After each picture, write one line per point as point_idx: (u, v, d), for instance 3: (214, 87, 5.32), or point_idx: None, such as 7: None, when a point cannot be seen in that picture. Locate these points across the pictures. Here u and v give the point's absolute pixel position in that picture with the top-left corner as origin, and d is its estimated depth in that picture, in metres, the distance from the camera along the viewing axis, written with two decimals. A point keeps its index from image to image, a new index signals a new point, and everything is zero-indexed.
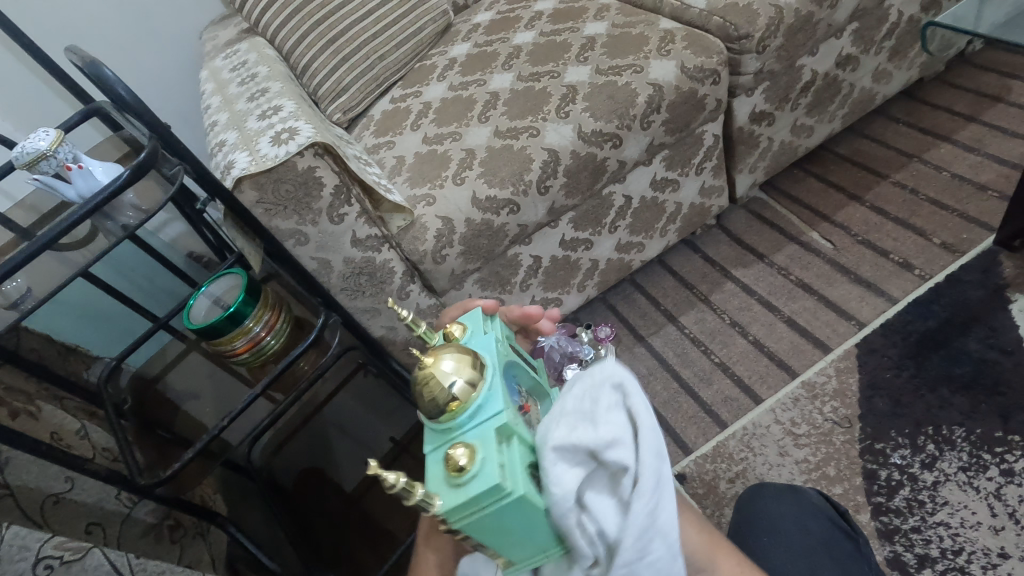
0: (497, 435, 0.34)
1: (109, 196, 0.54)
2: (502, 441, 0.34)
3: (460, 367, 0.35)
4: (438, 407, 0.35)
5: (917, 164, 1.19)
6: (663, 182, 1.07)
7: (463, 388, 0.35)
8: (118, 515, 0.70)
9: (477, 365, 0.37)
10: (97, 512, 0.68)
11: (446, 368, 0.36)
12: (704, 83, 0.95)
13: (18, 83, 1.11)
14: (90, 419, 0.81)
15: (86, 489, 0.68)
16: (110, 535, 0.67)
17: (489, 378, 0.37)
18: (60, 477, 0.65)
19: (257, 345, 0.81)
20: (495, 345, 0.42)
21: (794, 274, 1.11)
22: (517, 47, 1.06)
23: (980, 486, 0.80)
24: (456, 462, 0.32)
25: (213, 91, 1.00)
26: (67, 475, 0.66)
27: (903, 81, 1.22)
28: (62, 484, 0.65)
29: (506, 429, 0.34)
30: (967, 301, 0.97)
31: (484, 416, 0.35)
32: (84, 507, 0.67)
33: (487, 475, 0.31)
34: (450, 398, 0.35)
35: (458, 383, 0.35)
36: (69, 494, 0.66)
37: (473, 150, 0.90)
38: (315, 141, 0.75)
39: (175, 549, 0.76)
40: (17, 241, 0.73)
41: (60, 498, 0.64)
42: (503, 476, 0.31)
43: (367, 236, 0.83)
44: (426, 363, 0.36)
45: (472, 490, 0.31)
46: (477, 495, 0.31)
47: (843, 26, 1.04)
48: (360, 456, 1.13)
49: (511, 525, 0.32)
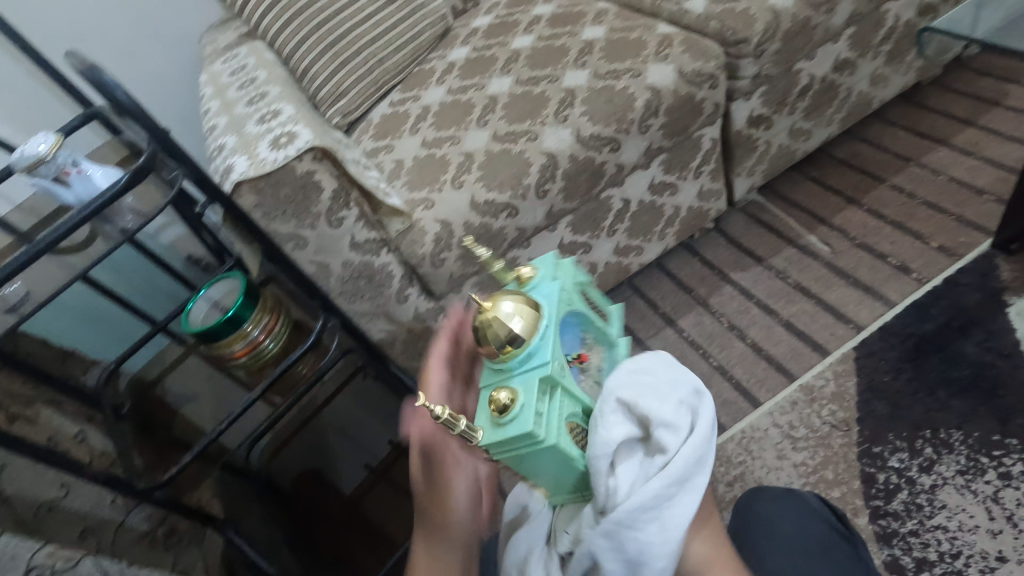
0: (538, 386, 0.42)
1: (108, 201, 0.55)
2: (543, 390, 0.43)
3: (519, 317, 0.43)
4: (496, 347, 0.44)
5: (914, 168, 1.19)
6: (662, 185, 1.08)
7: (520, 338, 0.43)
8: (111, 523, 0.71)
9: (535, 317, 0.44)
10: (90, 518, 0.69)
11: (507, 318, 0.44)
12: (702, 88, 0.95)
13: (17, 86, 1.11)
14: (87, 423, 0.81)
15: (82, 496, 0.69)
16: (104, 541, 0.68)
17: (544, 330, 0.44)
18: (55, 484, 0.67)
19: (256, 349, 0.81)
20: (560, 299, 0.48)
21: (793, 277, 1.11)
22: (516, 51, 1.07)
23: (978, 489, 0.80)
24: (501, 404, 0.41)
25: (212, 94, 1.00)
26: (62, 482, 0.68)
27: (900, 84, 1.23)
28: (57, 491, 0.67)
29: (548, 383, 0.43)
30: (964, 304, 0.97)
31: (534, 363, 0.43)
32: (79, 514, 0.68)
33: (524, 420, 0.40)
34: (504, 345, 0.43)
35: (516, 332, 0.43)
36: (64, 500, 0.67)
37: (471, 154, 0.91)
38: (314, 145, 0.75)
39: (169, 555, 0.77)
40: (15, 244, 0.73)
41: (55, 504, 0.66)
42: (536, 429, 0.40)
43: (366, 240, 0.83)
44: (489, 311, 0.44)
45: (506, 434, 0.41)
46: (511, 438, 0.40)
47: (840, 31, 1.05)
48: (360, 459, 1.13)
49: (539, 464, 0.42)
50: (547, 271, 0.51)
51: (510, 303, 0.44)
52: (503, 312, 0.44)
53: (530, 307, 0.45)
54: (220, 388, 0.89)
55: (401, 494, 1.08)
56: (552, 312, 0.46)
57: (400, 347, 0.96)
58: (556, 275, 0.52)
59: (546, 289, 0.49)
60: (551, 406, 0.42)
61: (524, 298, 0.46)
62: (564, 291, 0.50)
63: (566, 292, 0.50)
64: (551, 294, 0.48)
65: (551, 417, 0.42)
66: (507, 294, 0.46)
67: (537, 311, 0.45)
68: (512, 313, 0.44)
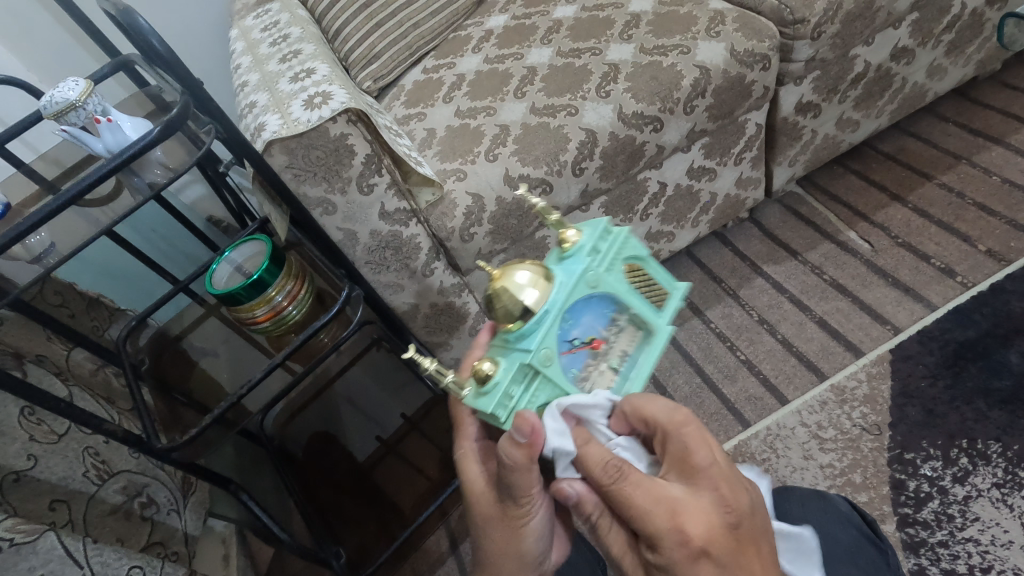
0: (520, 370, 0.44)
1: (138, 152, 0.52)
2: (522, 375, 0.45)
3: (520, 291, 0.44)
4: (502, 309, 0.44)
5: (965, 166, 1.14)
6: (700, 170, 1.04)
7: (521, 310, 0.44)
8: (84, 495, 0.67)
9: (542, 295, 0.44)
10: (63, 489, 0.65)
11: (511, 283, 0.44)
12: (754, 69, 0.91)
13: (45, 33, 1.08)
14: (85, 380, 0.79)
15: (53, 465, 0.65)
16: (76, 513, 0.65)
17: (545, 315, 0.45)
18: (21, 455, 0.62)
19: (278, 315, 0.78)
20: (586, 272, 0.47)
21: (828, 274, 1.07)
22: (557, 21, 1.02)
23: (1014, 504, 0.78)
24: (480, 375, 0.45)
25: (243, 50, 0.97)
26: (29, 453, 0.63)
27: (957, 77, 1.17)
28: (24, 461, 0.62)
29: (531, 369, 0.45)
30: (1011, 312, 0.93)
31: (526, 345, 0.45)
32: (49, 484, 0.64)
33: (490, 398, 0.44)
34: (509, 315, 0.44)
35: (518, 301, 0.44)
36: (31, 473, 0.62)
37: (508, 126, 0.87)
38: (349, 107, 0.72)
39: (147, 525, 0.76)
40: (40, 193, 0.72)
41: (21, 476, 0.60)
42: (496, 406, 0.44)
43: (395, 210, 0.80)
44: (500, 277, 0.44)
45: (475, 401, 0.45)
46: (478, 406, 0.45)
47: (903, 16, 0.99)
48: (370, 431, 1.11)
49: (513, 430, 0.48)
50: (589, 242, 0.49)
51: (523, 276, 0.45)
52: (513, 284, 0.44)
53: (543, 285, 0.45)
54: (239, 351, 0.88)
55: (411, 468, 1.05)
56: (561, 297, 0.45)
57: (421, 321, 0.94)
58: (598, 248, 0.49)
59: (573, 265, 0.48)
60: (525, 391, 0.45)
61: (541, 271, 0.46)
62: (590, 270, 0.48)
63: (594, 271, 0.48)
64: (573, 272, 0.47)
65: (519, 402, 0.45)
66: (526, 261, 0.46)
67: (547, 292, 0.45)
68: (522, 287, 0.44)
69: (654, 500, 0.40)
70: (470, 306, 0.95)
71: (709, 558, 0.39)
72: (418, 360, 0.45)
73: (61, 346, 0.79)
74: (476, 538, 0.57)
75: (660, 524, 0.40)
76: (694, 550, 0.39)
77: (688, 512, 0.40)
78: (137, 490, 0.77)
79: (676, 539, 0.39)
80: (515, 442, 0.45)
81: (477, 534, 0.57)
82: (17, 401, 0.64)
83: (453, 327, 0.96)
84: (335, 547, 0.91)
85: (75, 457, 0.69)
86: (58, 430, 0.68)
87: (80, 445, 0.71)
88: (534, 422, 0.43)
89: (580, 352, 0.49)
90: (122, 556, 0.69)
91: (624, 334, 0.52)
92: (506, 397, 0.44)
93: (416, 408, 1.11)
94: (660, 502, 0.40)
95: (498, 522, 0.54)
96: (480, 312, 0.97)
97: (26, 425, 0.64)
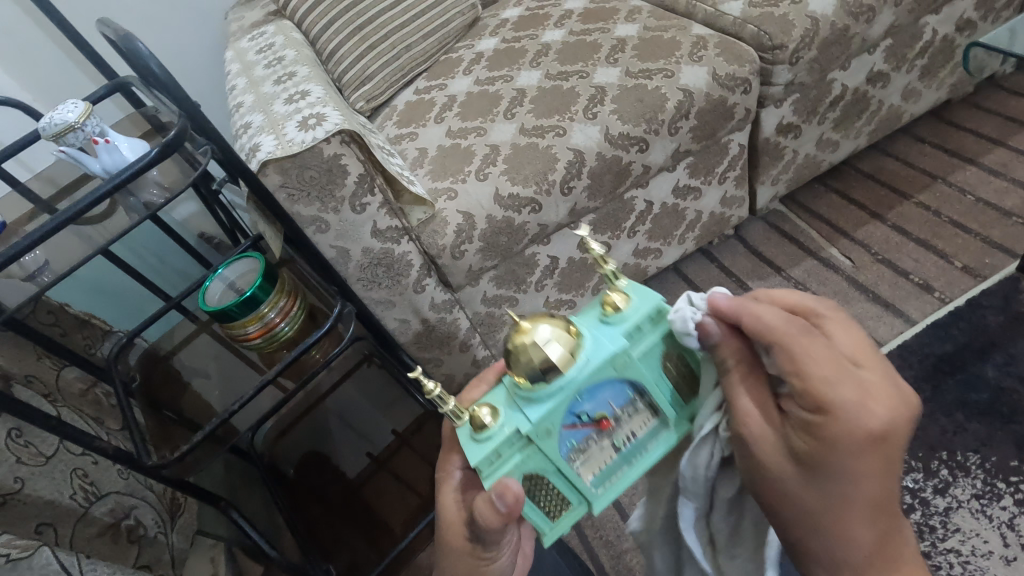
0: (515, 434, 0.44)
1: (135, 174, 0.53)
2: (515, 439, 0.45)
3: (541, 353, 0.42)
4: (517, 360, 0.43)
5: (941, 185, 1.18)
6: (685, 189, 1.06)
7: (534, 372, 0.42)
8: (73, 515, 0.67)
9: (561, 365, 0.42)
10: (51, 512, 0.65)
11: (533, 338, 0.43)
12: (734, 92, 0.94)
13: (39, 53, 1.10)
14: (75, 402, 0.79)
15: (39, 489, 0.65)
16: (62, 536, 0.64)
17: (557, 386, 0.43)
18: (9, 477, 0.62)
19: (271, 331, 0.79)
20: (616, 355, 0.44)
21: (811, 290, 1.10)
22: (546, 45, 1.05)
23: (993, 515, 0.80)
24: (478, 423, 0.45)
25: (238, 71, 0.99)
26: (17, 475, 0.63)
27: (932, 100, 1.21)
28: (12, 484, 0.61)
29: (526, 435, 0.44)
30: (986, 326, 0.95)
31: (528, 413, 0.44)
32: (36, 506, 0.63)
33: (479, 449, 0.44)
34: (523, 373, 0.43)
35: (536, 361, 0.42)
36: (18, 495, 0.62)
37: (497, 146, 0.90)
38: (343, 128, 0.74)
39: (134, 547, 0.75)
40: (34, 212, 0.72)
41: (8, 498, 0.60)
42: (479, 458, 0.44)
43: (388, 228, 0.81)
44: (522, 332, 0.43)
45: (467, 441, 0.46)
46: (468, 445, 0.46)
47: (877, 42, 1.03)
48: (362, 447, 1.12)
49: None
50: (632, 316, 0.46)
51: (546, 333, 0.43)
52: (533, 342, 0.42)
53: (564, 353, 0.43)
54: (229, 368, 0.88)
55: (403, 485, 1.05)
56: (581, 374, 0.43)
57: (413, 337, 0.94)
58: (639, 325, 0.46)
59: (604, 339, 0.45)
60: (517, 454, 0.45)
61: (568, 336, 0.43)
62: (623, 351, 0.44)
63: (627, 354, 0.44)
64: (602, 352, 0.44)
65: (506, 464, 0.45)
66: (555, 319, 0.44)
67: (566, 363, 0.43)
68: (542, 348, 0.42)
69: (839, 373, 0.40)
70: (460, 322, 0.96)
71: (878, 442, 0.39)
72: (424, 383, 0.46)
73: (50, 366, 0.79)
74: (438, 562, 0.57)
75: (845, 396, 0.39)
76: (874, 432, 0.39)
77: (875, 393, 0.39)
78: (124, 512, 0.77)
79: (859, 410, 0.39)
80: (495, 507, 0.46)
81: (440, 559, 0.57)
82: (6, 423, 0.64)
83: (444, 343, 0.97)
84: (324, 565, 0.91)
85: (64, 480, 0.69)
86: (46, 452, 0.68)
87: (69, 467, 0.71)
88: (516, 495, 0.44)
89: (585, 428, 0.46)
90: (116, 570, 0.69)
91: (639, 418, 0.48)
92: (495, 454, 0.44)
93: (405, 424, 1.12)
94: (847, 378, 0.39)
95: (464, 556, 0.55)
96: (471, 329, 0.98)
97: (14, 447, 0.64)
